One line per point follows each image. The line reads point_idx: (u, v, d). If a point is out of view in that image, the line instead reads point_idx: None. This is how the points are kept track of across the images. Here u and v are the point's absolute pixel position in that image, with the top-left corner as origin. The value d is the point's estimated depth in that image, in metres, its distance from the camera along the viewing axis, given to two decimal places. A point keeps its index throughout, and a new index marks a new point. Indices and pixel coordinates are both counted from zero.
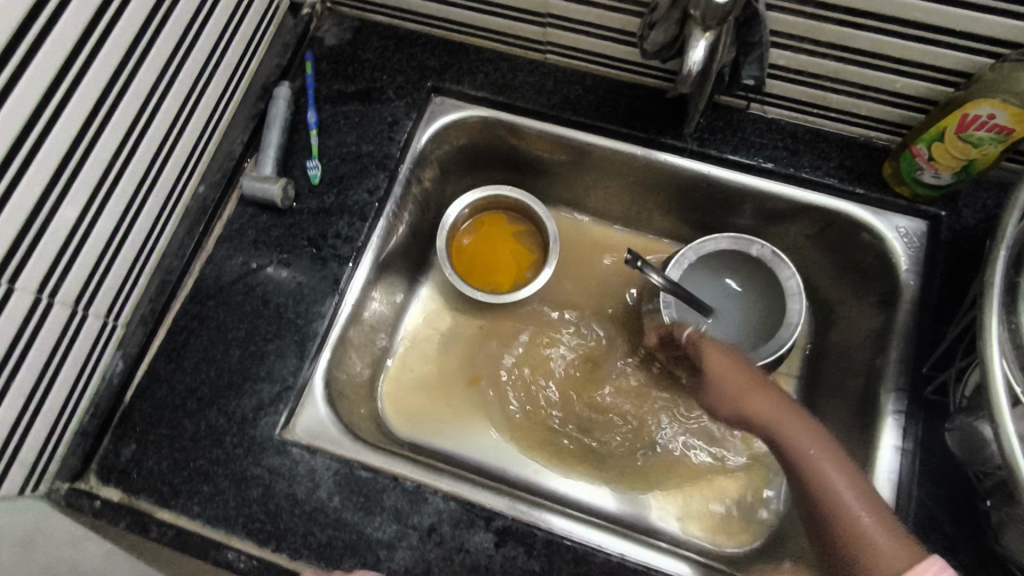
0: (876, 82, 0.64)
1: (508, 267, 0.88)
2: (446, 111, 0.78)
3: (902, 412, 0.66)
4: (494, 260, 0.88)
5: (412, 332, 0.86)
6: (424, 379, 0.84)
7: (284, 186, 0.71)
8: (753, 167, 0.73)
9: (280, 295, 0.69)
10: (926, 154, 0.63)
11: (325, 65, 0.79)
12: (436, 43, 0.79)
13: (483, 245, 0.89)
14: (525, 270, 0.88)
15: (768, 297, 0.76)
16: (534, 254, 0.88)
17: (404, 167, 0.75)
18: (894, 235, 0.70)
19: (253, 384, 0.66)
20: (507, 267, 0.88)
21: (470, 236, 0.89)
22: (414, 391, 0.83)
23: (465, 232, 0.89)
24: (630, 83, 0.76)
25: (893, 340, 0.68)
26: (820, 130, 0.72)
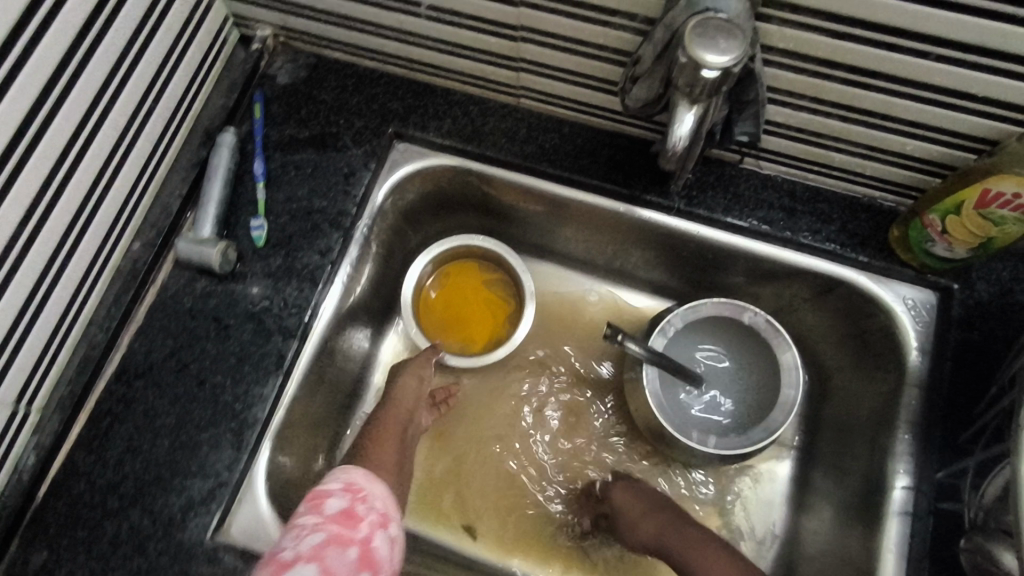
0: (885, 144, 0.57)
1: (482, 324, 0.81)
2: (409, 159, 0.70)
3: (908, 513, 0.59)
4: (464, 317, 0.81)
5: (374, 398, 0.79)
6: None
7: (223, 250, 0.63)
8: (747, 229, 0.66)
9: (217, 374, 0.62)
10: (939, 226, 0.56)
11: (276, 107, 0.71)
12: (399, 83, 0.72)
13: (452, 301, 0.81)
14: (502, 324, 0.80)
15: (763, 367, 0.69)
16: (509, 306, 0.81)
17: (361, 225, 0.68)
18: (902, 307, 0.64)
19: (183, 480, 0.59)
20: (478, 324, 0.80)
21: (437, 291, 0.81)
22: None
23: (432, 285, 0.81)
24: (613, 131, 0.69)
25: (897, 426, 0.62)
26: (820, 187, 0.66)
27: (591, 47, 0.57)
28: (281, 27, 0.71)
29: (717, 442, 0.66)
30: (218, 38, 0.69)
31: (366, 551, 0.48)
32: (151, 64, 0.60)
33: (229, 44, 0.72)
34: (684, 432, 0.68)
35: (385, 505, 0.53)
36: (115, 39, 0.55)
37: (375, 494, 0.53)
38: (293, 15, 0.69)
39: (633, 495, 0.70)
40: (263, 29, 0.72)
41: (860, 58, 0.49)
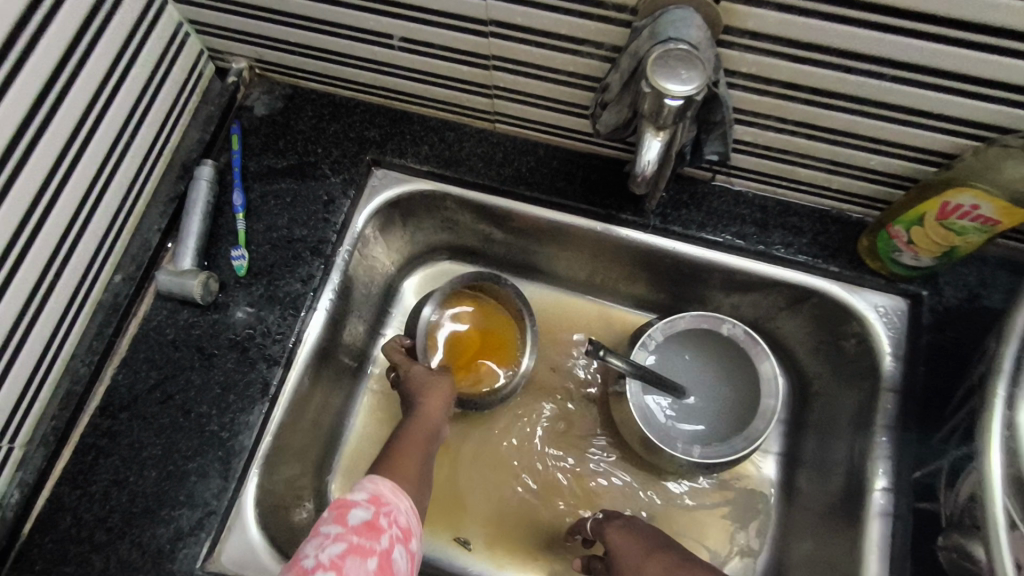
0: (848, 159, 0.59)
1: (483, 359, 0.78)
2: (388, 185, 0.71)
3: (891, 514, 0.61)
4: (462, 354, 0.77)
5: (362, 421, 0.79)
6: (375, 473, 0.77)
7: (204, 281, 0.63)
8: (721, 244, 0.67)
9: (201, 404, 0.62)
10: (905, 237, 0.58)
11: (254, 137, 0.72)
12: (375, 111, 0.73)
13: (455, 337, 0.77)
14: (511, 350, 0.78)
15: (743, 378, 0.71)
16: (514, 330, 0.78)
17: (342, 252, 0.68)
18: (875, 314, 0.65)
19: (171, 511, 0.59)
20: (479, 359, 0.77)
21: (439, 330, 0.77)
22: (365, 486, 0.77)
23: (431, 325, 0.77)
24: (587, 153, 0.70)
25: (874, 432, 0.64)
26: (790, 202, 0.68)
27: (562, 74, 0.59)
28: (256, 59, 0.72)
29: (702, 452, 0.67)
30: (193, 71, 0.70)
31: (386, 562, 0.48)
32: (125, 101, 0.61)
33: (205, 77, 0.72)
34: (669, 443, 0.68)
35: (411, 520, 0.53)
36: (88, 82, 0.55)
37: (399, 508, 0.53)
38: (268, 48, 0.70)
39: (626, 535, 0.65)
40: (238, 61, 0.73)
41: (819, 80, 0.51)
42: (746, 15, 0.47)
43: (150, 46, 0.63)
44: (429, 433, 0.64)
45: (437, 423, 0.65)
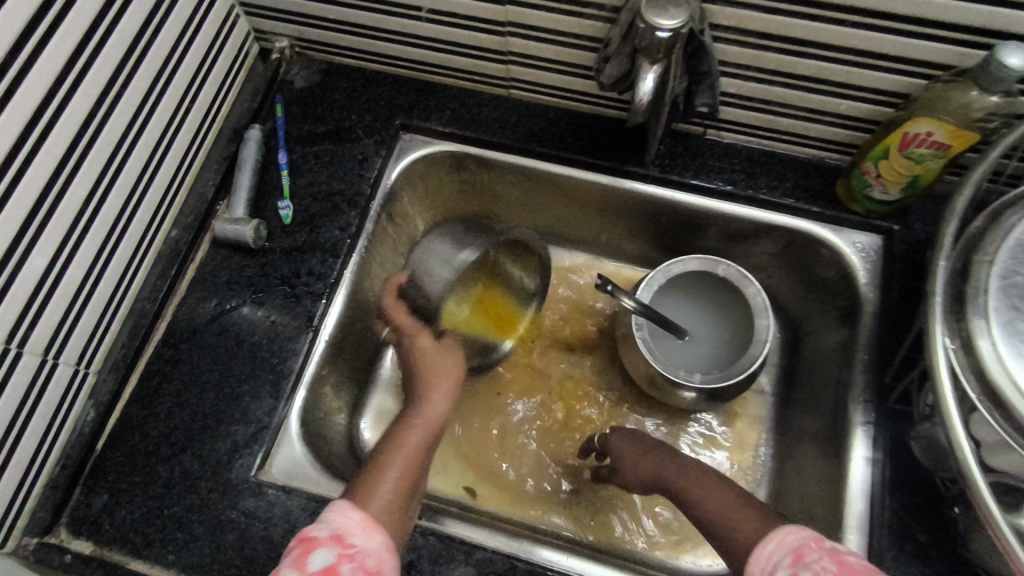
0: (822, 106, 0.67)
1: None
2: (415, 146, 0.80)
3: (871, 422, 0.67)
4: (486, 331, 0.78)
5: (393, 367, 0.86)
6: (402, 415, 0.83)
7: (256, 227, 0.72)
8: (713, 190, 0.75)
9: (253, 334, 0.69)
10: (874, 172, 0.66)
11: (295, 106, 0.80)
12: (403, 82, 0.82)
13: None
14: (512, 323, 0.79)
15: (736, 314, 0.78)
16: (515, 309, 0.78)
17: (374, 206, 0.76)
18: (853, 249, 0.73)
19: (228, 426, 0.66)
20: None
21: None
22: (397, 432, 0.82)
23: None
24: (592, 114, 0.78)
25: (856, 353, 0.70)
26: (775, 151, 0.76)
27: (569, 36, 0.67)
28: (297, 38, 0.81)
29: (702, 377, 0.75)
30: (240, 50, 0.80)
31: None
32: (188, 69, 0.70)
33: (250, 56, 0.82)
34: (671, 370, 0.76)
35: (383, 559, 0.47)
36: (159, 50, 0.65)
37: (369, 545, 0.47)
38: (308, 27, 0.79)
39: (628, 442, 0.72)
40: (281, 40, 0.82)
41: (791, 29, 0.59)
42: None
43: (208, 24, 0.72)
44: (427, 441, 0.60)
45: (435, 434, 0.62)
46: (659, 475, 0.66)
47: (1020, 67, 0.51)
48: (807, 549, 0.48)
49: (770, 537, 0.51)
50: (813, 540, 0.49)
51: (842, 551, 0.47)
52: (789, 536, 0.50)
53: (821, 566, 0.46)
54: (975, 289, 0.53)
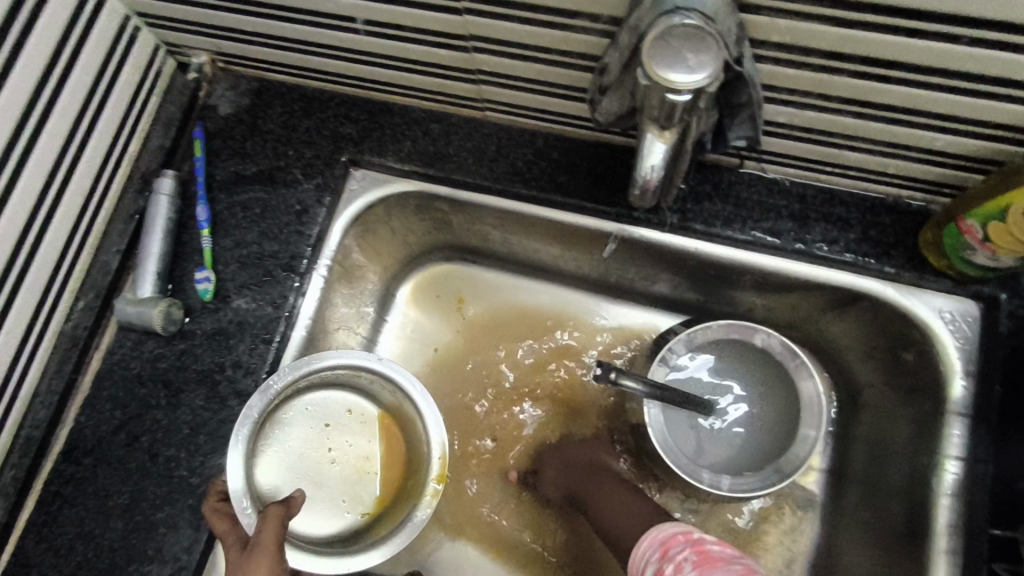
0: (910, 141, 0.48)
1: (399, 473, 0.62)
2: (368, 188, 0.63)
3: (959, 563, 0.52)
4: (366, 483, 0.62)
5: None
6: None
7: (166, 309, 0.57)
8: (751, 243, 0.57)
9: (169, 447, 0.56)
10: (979, 233, 0.48)
11: (220, 141, 0.64)
12: (352, 103, 0.64)
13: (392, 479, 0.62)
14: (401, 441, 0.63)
15: (779, 393, 0.62)
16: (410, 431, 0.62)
17: (319, 267, 0.60)
18: (940, 322, 0.55)
19: (139, 567, 0.53)
20: (393, 477, 0.62)
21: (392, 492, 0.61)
22: None
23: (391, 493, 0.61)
24: (593, 141, 0.60)
25: (937, 461, 0.54)
26: (835, 189, 0.57)
27: (555, 53, 0.49)
28: (217, 51, 0.64)
29: (731, 485, 0.58)
30: (149, 70, 0.62)
31: None
32: (66, 113, 0.54)
33: (164, 75, 0.64)
34: (693, 473, 0.59)
35: None
36: (13, 98, 0.49)
37: None
38: (227, 39, 0.61)
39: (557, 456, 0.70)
40: (198, 55, 0.65)
41: (875, 46, 0.40)
42: None
43: (90, 48, 0.55)
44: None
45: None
46: (572, 484, 0.65)
47: None
48: (673, 542, 0.44)
49: (648, 536, 0.48)
50: (682, 533, 0.45)
51: (712, 543, 0.42)
52: (658, 535, 0.47)
53: (680, 563, 0.42)
54: None
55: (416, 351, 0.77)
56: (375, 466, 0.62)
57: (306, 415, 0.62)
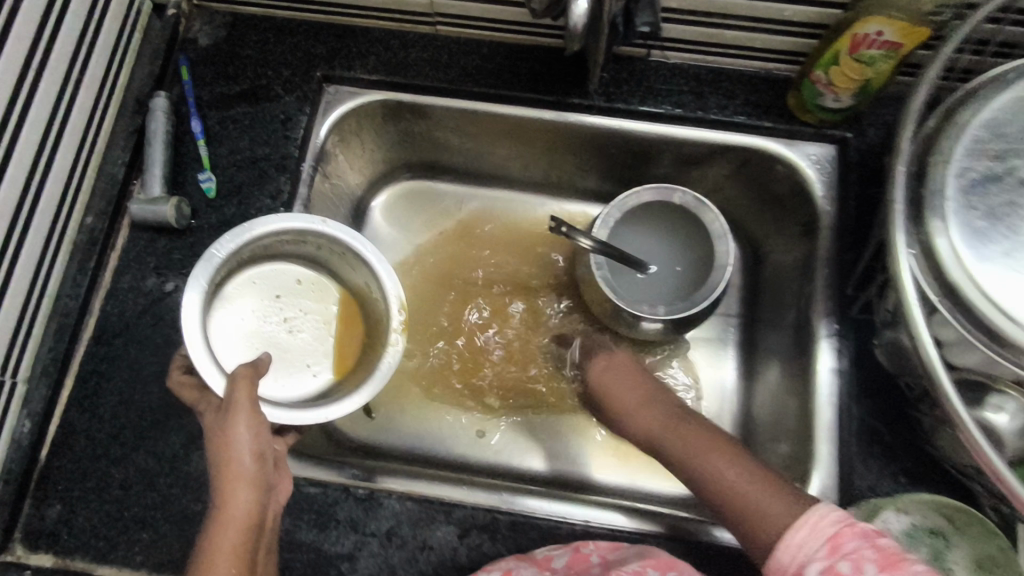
0: (767, 13, 0.63)
1: (360, 331, 0.72)
2: (342, 99, 0.73)
3: (834, 334, 0.66)
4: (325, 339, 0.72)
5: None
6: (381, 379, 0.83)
7: (177, 205, 0.66)
8: (663, 115, 0.72)
9: None
10: (825, 80, 0.63)
11: (204, 67, 0.73)
12: (319, 28, 0.74)
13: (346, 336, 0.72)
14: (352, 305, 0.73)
15: (695, 242, 0.76)
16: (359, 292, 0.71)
17: (305, 165, 0.70)
18: (808, 163, 0.71)
19: (179, 419, 0.63)
20: (350, 334, 0.72)
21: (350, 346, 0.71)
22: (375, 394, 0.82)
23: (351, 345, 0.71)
24: (528, 45, 0.73)
25: (815, 267, 0.69)
26: (721, 68, 0.72)
27: None
28: None
29: (666, 309, 0.73)
30: (132, 7, 0.70)
31: None
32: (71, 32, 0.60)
33: (143, 15, 0.72)
34: (636, 306, 0.74)
35: None
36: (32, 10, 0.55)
37: None
38: None
39: (612, 374, 0.69)
40: None
41: None
42: None
43: None
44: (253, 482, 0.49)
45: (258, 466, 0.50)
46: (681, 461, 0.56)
47: None
48: (844, 536, 0.42)
49: None
50: (856, 529, 0.42)
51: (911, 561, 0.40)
52: None
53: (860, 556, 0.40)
54: (933, 191, 0.52)
55: (392, 256, 0.87)
56: (331, 326, 0.72)
57: (257, 287, 0.70)
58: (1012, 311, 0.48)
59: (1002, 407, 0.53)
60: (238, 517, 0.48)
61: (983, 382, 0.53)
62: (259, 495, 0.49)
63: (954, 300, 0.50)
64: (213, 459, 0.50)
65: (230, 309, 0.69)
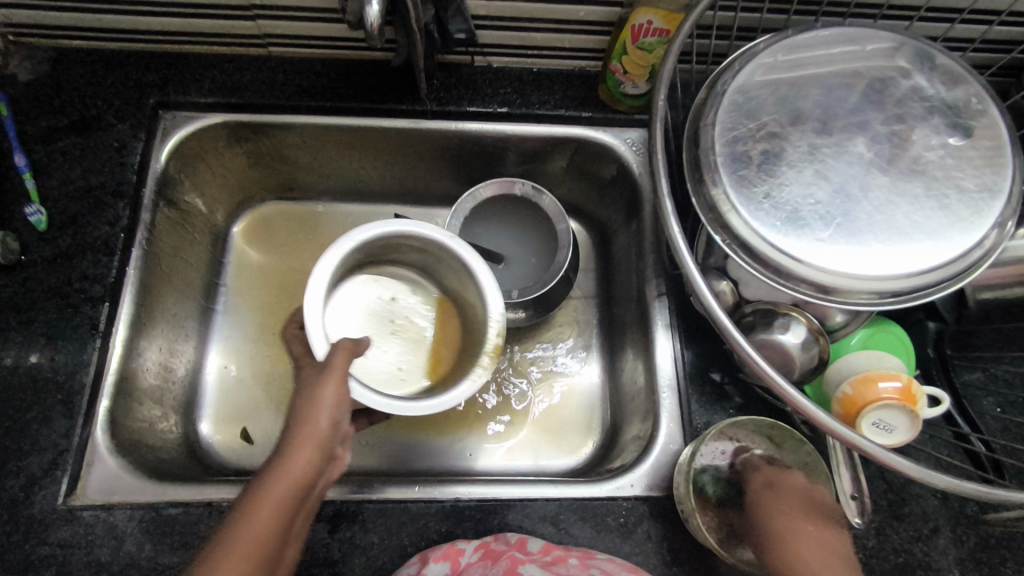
0: (565, 15, 0.71)
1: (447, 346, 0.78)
2: (180, 124, 0.74)
3: (663, 294, 0.74)
4: (423, 354, 0.78)
5: (226, 367, 0.83)
6: (255, 401, 0.82)
7: (1, 240, 0.64)
8: (492, 114, 0.78)
9: (28, 357, 0.63)
10: (622, 69, 0.72)
11: (25, 103, 0.72)
12: (149, 57, 0.75)
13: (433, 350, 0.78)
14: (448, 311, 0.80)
15: (540, 228, 0.82)
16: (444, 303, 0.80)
17: (146, 192, 0.71)
18: (625, 146, 0.78)
19: (19, 460, 0.59)
20: (440, 352, 0.78)
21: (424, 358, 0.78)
22: (248, 418, 0.81)
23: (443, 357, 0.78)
24: (360, 60, 0.78)
25: (644, 237, 0.77)
26: (540, 69, 0.80)
27: None
28: (6, 25, 0.72)
29: (519, 292, 0.79)
30: None
31: None
32: None
33: None
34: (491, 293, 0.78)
35: None
36: None
37: None
38: (16, 11, 0.70)
39: (785, 498, 0.59)
40: None
41: None
42: None
43: None
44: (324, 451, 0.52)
45: (330, 443, 0.53)
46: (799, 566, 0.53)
47: None
48: None
49: None
50: None
51: None
52: None
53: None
54: (706, 151, 0.60)
55: (252, 280, 0.88)
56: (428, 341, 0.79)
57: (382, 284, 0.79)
58: (772, 239, 0.57)
59: (795, 330, 0.60)
60: (294, 472, 0.49)
61: (771, 307, 0.61)
62: (319, 455, 0.51)
63: (729, 234, 0.59)
64: (295, 418, 0.53)
65: (354, 294, 0.78)
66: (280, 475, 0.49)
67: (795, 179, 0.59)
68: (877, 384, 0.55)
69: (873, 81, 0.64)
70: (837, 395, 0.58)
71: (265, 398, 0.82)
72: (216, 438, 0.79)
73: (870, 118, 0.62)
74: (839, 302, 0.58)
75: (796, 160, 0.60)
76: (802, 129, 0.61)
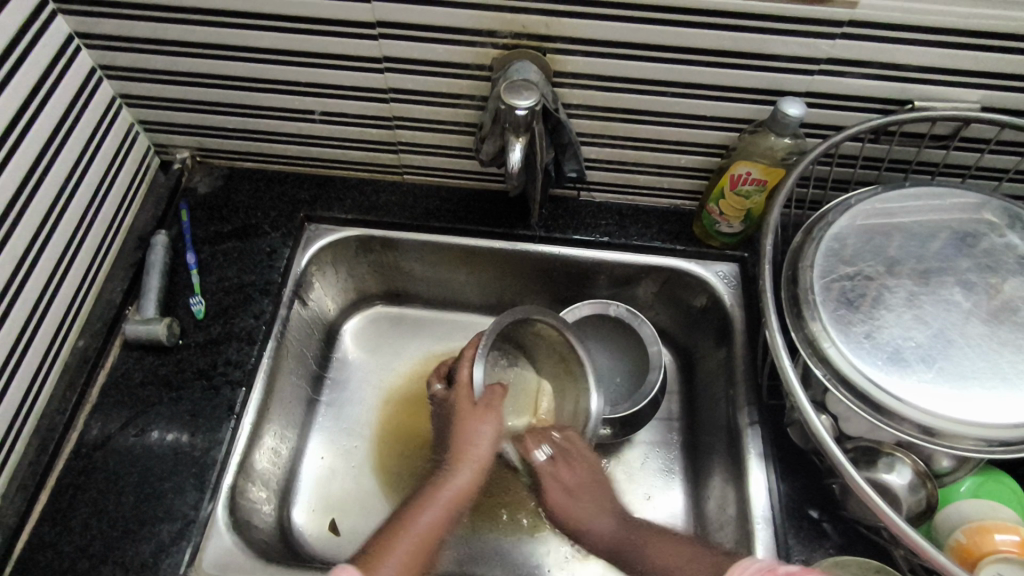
0: (668, 162, 0.80)
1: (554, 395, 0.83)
2: (320, 235, 0.85)
3: (756, 423, 0.75)
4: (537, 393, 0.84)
5: (322, 459, 0.86)
6: (349, 494, 0.84)
7: (168, 324, 0.74)
8: (593, 242, 0.85)
9: (172, 429, 0.70)
10: (717, 210, 0.79)
11: (200, 211, 0.85)
12: (304, 178, 0.89)
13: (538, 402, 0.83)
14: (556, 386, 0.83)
15: (633, 350, 0.87)
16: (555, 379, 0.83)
17: (287, 290, 0.81)
18: (717, 278, 0.83)
19: (152, 526, 0.65)
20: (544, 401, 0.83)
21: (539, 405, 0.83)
22: (340, 511, 0.83)
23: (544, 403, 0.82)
24: (480, 189, 0.89)
25: (736, 365, 0.79)
26: (639, 205, 0.88)
27: (449, 125, 0.78)
28: (198, 148, 0.87)
29: (612, 408, 0.82)
30: (142, 164, 0.85)
31: None
32: (88, 187, 0.74)
33: (151, 169, 0.87)
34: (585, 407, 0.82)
35: None
36: (60, 168, 0.69)
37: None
38: (209, 138, 0.85)
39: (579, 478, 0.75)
40: (180, 152, 0.87)
41: (631, 104, 0.72)
42: (566, 62, 0.68)
43: (104, 150, 0.77)
44: (479, 469, 0.73)
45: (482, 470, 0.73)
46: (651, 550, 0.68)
47: (797, 114, 0.64)
48: None
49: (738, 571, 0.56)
50: (769, 571, 0.54)
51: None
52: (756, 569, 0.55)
53: None
54: (804, 290, 0.65)
55: (358, 376, 0.93)
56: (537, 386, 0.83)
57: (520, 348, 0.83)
58: (874, 377, 0.59)
59: (899, 471, 0.61)
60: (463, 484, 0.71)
61: (874, 446, 0.62)
62: (476, 482, 0.72)
63: (829, 369, 0.62)
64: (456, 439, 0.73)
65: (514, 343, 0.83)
66: (451, 481, 0.71)
67: (894, 322, 0.62)
68: (993, 535, 0.56)
69: (966, 237, 0.68)
70: (947, 542, 0.58)
71: (356, 492, 0.84)
72: (307, 528, 0.81)
73: (966, 271, 0.65)
74: (946, 447, 0.58)
75: (894, 305, 0.63)
76: (897, 277, 0.65)
